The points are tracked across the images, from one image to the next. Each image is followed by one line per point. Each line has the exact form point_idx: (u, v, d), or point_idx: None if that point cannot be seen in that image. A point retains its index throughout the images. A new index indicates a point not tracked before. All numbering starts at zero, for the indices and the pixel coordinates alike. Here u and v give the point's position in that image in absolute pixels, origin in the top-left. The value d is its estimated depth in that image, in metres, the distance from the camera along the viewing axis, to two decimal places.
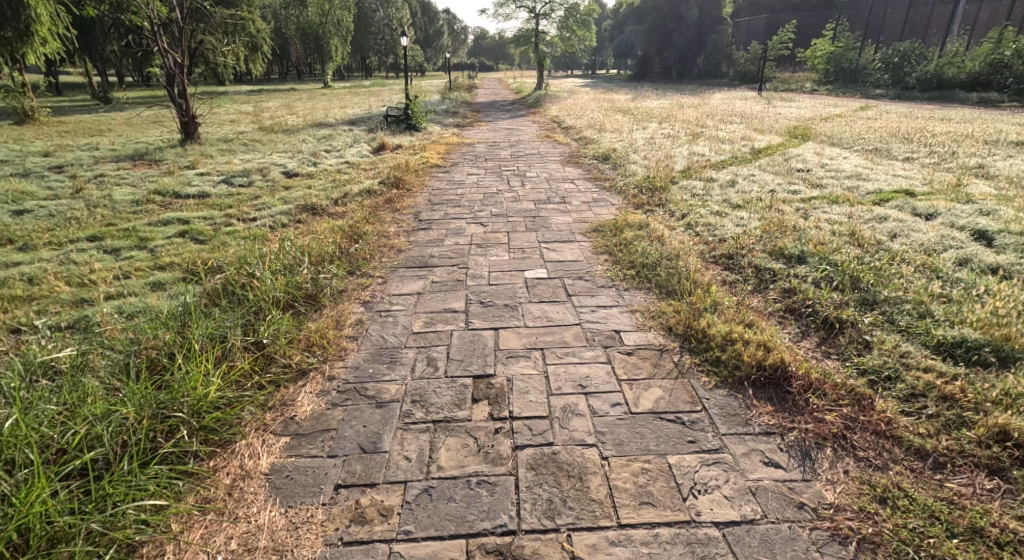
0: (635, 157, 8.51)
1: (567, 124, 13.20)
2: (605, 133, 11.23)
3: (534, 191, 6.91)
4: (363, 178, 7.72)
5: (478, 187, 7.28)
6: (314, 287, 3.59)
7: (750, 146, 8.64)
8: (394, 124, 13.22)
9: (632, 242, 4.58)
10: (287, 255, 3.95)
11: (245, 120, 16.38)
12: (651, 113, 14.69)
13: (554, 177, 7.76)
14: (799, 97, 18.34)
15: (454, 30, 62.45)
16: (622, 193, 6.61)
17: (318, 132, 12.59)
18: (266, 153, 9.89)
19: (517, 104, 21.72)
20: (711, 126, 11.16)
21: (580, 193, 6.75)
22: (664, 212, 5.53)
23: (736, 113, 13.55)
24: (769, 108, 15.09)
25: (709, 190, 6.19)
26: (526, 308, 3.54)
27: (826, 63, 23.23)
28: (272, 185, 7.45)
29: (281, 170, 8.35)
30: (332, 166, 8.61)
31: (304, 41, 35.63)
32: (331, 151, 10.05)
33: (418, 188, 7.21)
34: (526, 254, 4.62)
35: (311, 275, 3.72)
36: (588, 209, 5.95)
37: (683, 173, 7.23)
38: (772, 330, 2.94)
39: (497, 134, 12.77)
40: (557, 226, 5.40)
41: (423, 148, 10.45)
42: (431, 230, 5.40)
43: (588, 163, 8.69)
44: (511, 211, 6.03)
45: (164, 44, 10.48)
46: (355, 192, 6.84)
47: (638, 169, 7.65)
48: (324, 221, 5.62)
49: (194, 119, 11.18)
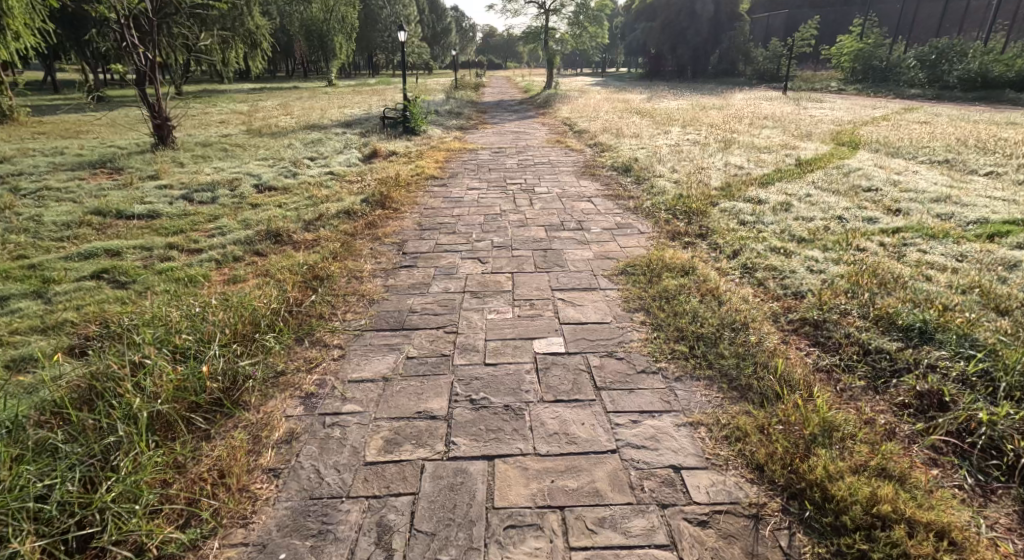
0: (662, 169, 7.36)
1: (580, 128, 12.03)
2: (622, 139, 10.12)
3: (543, 213, 5.82)
4: (346, 194, 6.67)
5: (477, 207, 6.19)
6: (227, 382, 2.50)
7: (795, 157, 7.47)
8: (392, 127, 12.19)
9: (677, 297, 3.46)
10: (206, 326, 2.85)
11: (235, 122, 15.34)
12: (671, 115, 13.51)
13: (566, 193, 6.67)
14: (831, 98, 17.06)
15: (462, 28, 61.54)
16: (651, 216, 5.49)
17: (308, 136, 11.54)
18: (243, 162, 8.82)
19: (525, 104, 20.56)
20: (743, 131, 9.97)
21: (600, 216, 5.64)
22: (709, 247, 4.41)
23: (767, 116, 12.39)
24: (801, 109, 13.85)
25: (760, 215, 5.05)
26: (537, 414, 2.43)
27: (853, 62, 22.00)
28: (238, 202, 6.41)
29: (253, 183, 7.28)
30: (313, 179, 7.53)
31: (308, 38, 34.61)
32: (316, 159, 8.97)
33: (408, 208, 6.13)
34: (535, 310, 3.53)
35: (231, 359, 2.63)
36: (611, 240, 4.84)
37: (722, 190, 6.11)
38: (938, 491, 1.84)
39: (503, 139, 11.64)
40: (574, 265, 4.30)
41: (421, 156, 9.36)
42: (417, 269, 4.31)
43: (606, 175, 7.57)
44: (516, 240, 4.94)
45: (133, 39, 9.44)
46: (332, 214, 5.77)
47: (666, 185, 6.53)
48: (285, 256, 4.55)
49: (168, 122, 10.15)
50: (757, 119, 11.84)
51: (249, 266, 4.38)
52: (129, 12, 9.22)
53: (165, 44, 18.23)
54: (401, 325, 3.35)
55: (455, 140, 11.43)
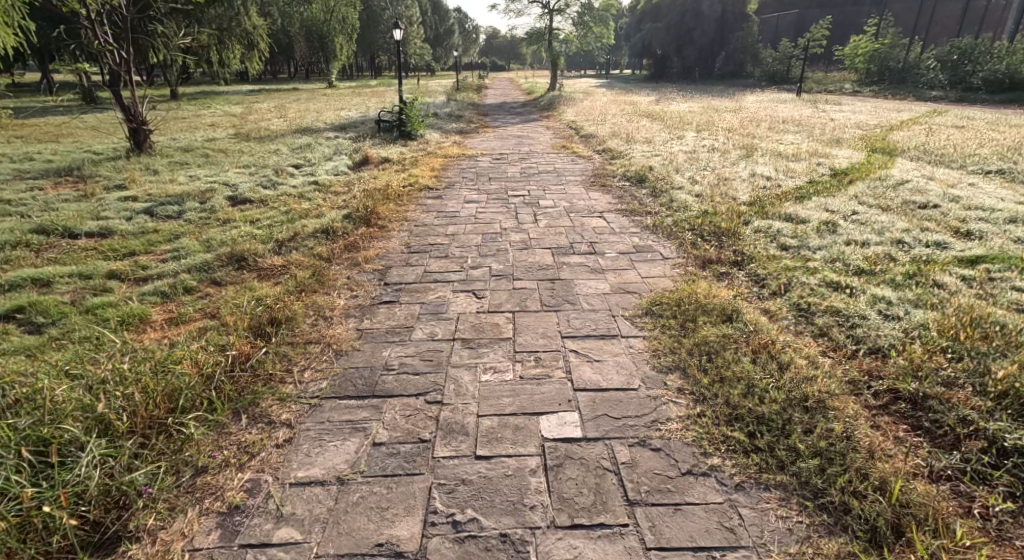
0: (680, 180, 6.65)
1: (587, 133, 11.32)
2: (633, 145, 9.42)
3: (549, 232, 5.11)
4: (329, 208, 5.99)
5: (475, 224, 5.49)
6: (97, 507, 1.83)
7: (829, 166, 6.74)
8: (387, 132, 11.54)
9: (722, 354, 2.73)
10: (86, 406, 2.12)
11: (224, 126, 14.70)
12: (684, 118, 12.79)
13: (574, 207, 5.97)
14: (848, 100, 16.34)
15: (466, 30, 60.95)
16: (672, 238, 4.78)
17: (297, 141, 10.87)
18: (221, 171, 8.13)
19: (529, 107, 19.87)
20: (764, 137, 9.26)
21: (614, 236, 4.94)
22: (746, 282, 3.69)
23: (787, 119, 11.67)
24: (820, 113, 13.13)
25: (802, 237, 4.33)
26: (546, 553, 1.75)
27: (867, 63, 21.36)
28: (207, 217, 5.73)
29: (227, 195, 6.60)
30: (294, 190, 6.85)
31: (308, 39, 34.05)
32: (302, 168, 8.29)
33: (396, 226, 5.42)
34: (542, 367, 2.81)
35: (104, 464, 1.91)
36: (628, 270, 4.13)
37: (752, 206, 5.39)
38: None
39: (505, 144, 10.95)
40: (587, 303, 3.59)
41: (417, 163, 8.67)
42: (400, 306, 3.60)
43: (618, 186, 6.87)
44: (518, 267, 4.22)
45: (106, 37, 8.78)
46: (307, 233, 5.07)
47: (687, 199, 5.82)
48: (244, 290, 3.86)
49: (145, 125, 9.49)
50: (776, 123, 11.12)
51: (198, 303, 3.68)
52: (101, 8, 8.55)
53: (155, 44, 17.61)
54: (371, 390, 2.64)
55: (454, 145, 10.75)
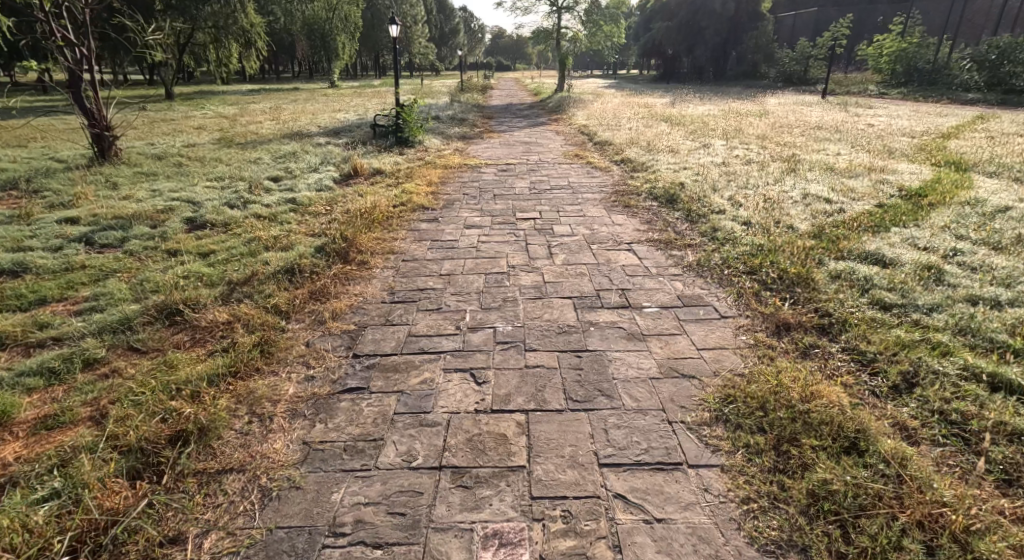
0: (719, 201, 5.63)
1: (603, 140, 10.30)
2: (655, 155, 8.44)
3: (567, 273, 4.11)
4: (302, 235, 5.02)
5: (476, 259, 4.49)
6: None
7: (897, 185, 5.69)
8: (383, 138, 10.59)
9: (869, 530, 1.75)
10: None
11: (211, 130, 13.80)
12: (707, 123, 11.78)
13: (595, 237, 4.97)
14: (880, 104, 15.26)
15: (472, 28, 59.90)
16: (724, 287, 3.77)
17: (283, 147, 9.93)
18: (190, 184, 7.17)
19: (536, 109, 18.86)
20: (803, 146, 8.26)
21: (649, 283, 3.91)
22: (848, 365, 2.66)
23: (822, 126, 10.65)
24: (856, 118, 12.06)
25: (904, 289, 3.30)
26: None
27: (893, 63, 20.37)
28: (153, 246, 4.77)
29: (185, 217, 5.63)
30: (266, 211, 5.88)
31: (309, 38, 33.18)
32: (281, 181, 7.33)
33: (379, 263, 4.43)
34: (572, 535, 1.83)
35: None
36: (676, 339, 3.11)
37: (817, 238, 4.38)
38: None
39: (512, 152, 9.99)
40: (629, 396, 2.58)
41: (412, 176, 7.68)
42: (368, 399, 2.61)
43: (644, 208, 5.86)
44: (531, 331, 3.22)
45: (64, 32, 7.83)
46: (266, 274, 4.08)
47: (733, 228, 4.80)
48: (160, 365, 2.85)
49: (111, 130, 8.54)
50: (812, 130, 10.07)
51: (92, 387, 2.68)
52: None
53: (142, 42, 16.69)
54: None
55: (455, 153, 9.79)
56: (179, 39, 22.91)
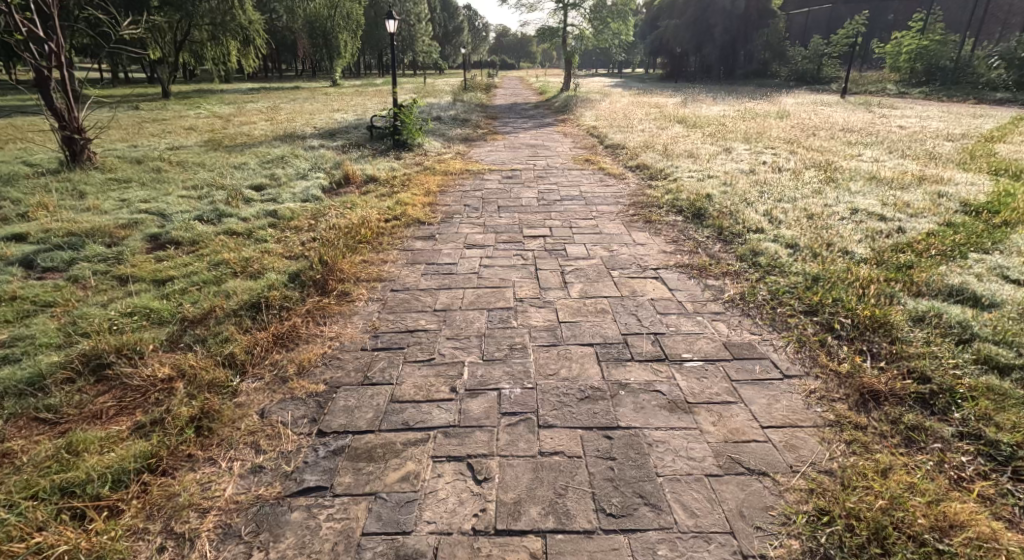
0: (753, 217, 4.97)
1: (615, 143, 9.62)
2: (673, 161, 7.79)
3: (585, 311, 3.45)
4: (278, 258, 4.37)
5: (478, 290, 3.83)
6: None
7: (957, 198, 5.00)
8: (380, 141, 9.96)
9: None
10: None
11: (202, 131, 13.18)
12: (724, 125, 11.12)
13: (614, 262, 4.30)
14: (904, 105, 14.57)
15: (477, 26, 59.20)
16: (779, 331, 3.08)
17: (272, 151, 9.30)
18: (163, 193, 6.52)
19: (541, 109, 18.20)
20: (836, 151, 7.60)
21: (685, 325, 3.23)
22: (976, 464, 2.02)
23: (849, 128, 9.99)
24: (883, 119, 11.36)
25: (1018, 346, 2.61)
26: None
27: (913, 61, 19.72)
28: (103, 271, 4.11)
29: (149, 233, 4.98)
30: (242, 226, 5.22)
31: (310, 35, 32.53)
32: (265, 190, 6.69)
33: (363, 295, 3.77)
34: None
35: None
36: (732, 409, 2.43)
37: (880, 266, 3.71)
38: None
39: (517, 155, 9.34)
40: (680, 507, 1.92)
41: (409, 184, 7.03)
42: (330, 507, 1.95)
43: (668, 225, 5.20)
44: (546, 398, 2.56)
45: (29, 24, 7.16)
46: (226, 311, 3.42)
47: (778, 252, 4.13)
48: (61, 448, 2.17)
49: (82, 132, 7.88)
50: (839, 133, 9.37)
51: None
52: None
53: None
54: None
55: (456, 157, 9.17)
56: (175, 37, 22.29)
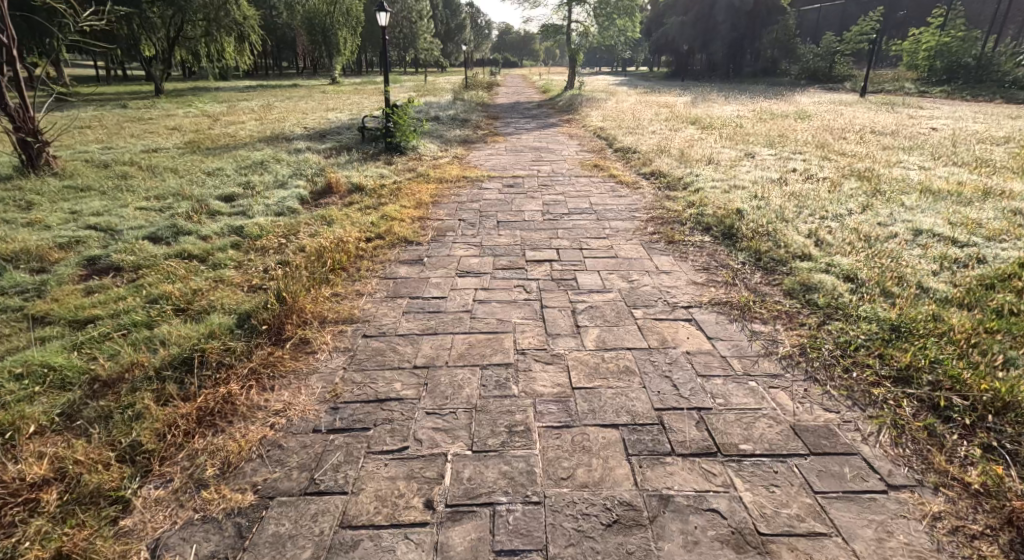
0: (795, 239, 4.24)
1: (625, 146, 8.91)
2: (691, 167, 7.07)
3: (605, 371, 2.73)
4: (230, 291, 3.65)
5: (471, 336, 3.11)
6: None
7: None
8: (371, 143, 9.25)
9: None
10: None
11: (186, 132, 12.48)
12: (741, 127, 10.39)
13: (637, 300, 3.56)
14: (928, 104, 13.82)
15: (480, 23, 58.43)
16: (865, 410, 2.32)
17: (253, 154, 8.59)
18: (121, 204, 5.80)
19: (545, 108, 17.47)
20: (872, 157, 6.86)
21: (736, 397, 2.48)
22: None
23: (879, 130, 9.26)
24: (913, 120, 10.59)
25: None
26: None
27: (932, 58, 18.99)
28: (14, 307, 3.38)
29: (87, 255, 4.25)
30: (198, 247, 4.50)
31: (309, 32, 31.78)
32: (237, 201, 5.98)
33: (328, 346, 3.04)
34: None
35: None
36: (825, 551, 1.71)
37: (973, 310, 2.97)
38: None
39: (520, 159, 8.61)
40: None
41: (399, 193, 6.30)
42: None
43: (694, 248, 4.46)
44: (559, 522, 1.84)
45: None
46: (145, 370, 2.66)
47: (836, 287, 3.40)
48: None
49: (39, 134, 7.17)
50: (870, 136, 8.62)
51: None
52: None
53: None
54: None
55: (453, 161, 8.45)
56: (167, 33, 21.56)
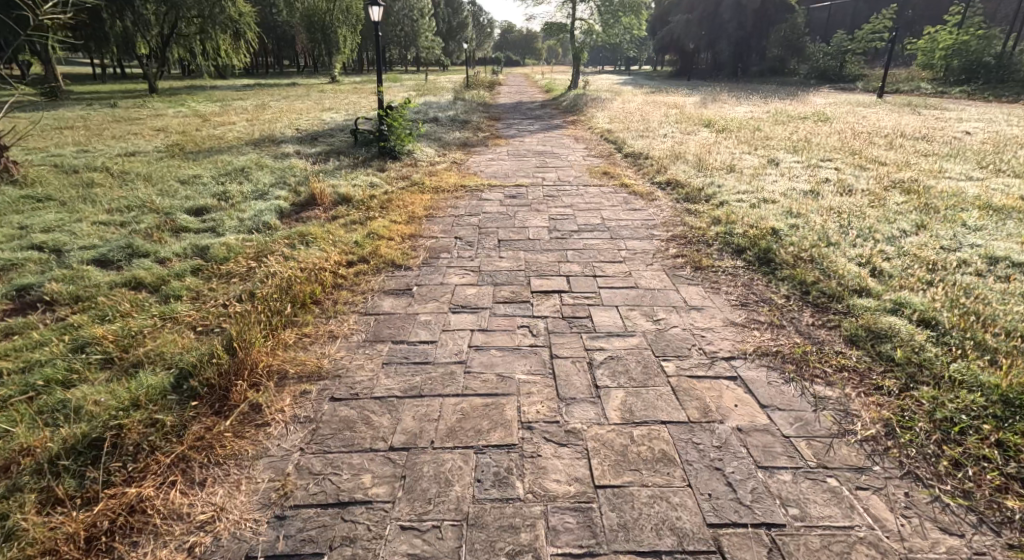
0: (848, 267, 3.62)
1: (636, 151, 8.30)
2: (710, 176, 6.46)
3: (636, 459, 2.12)
4: (174, 334, 3.02)
5: (465, 401, 2.51)
6: None
7: None
8: (364, 148, 8.65)
9: None
10: None
11: (172, 133, 11.88)
12: (758, 130, 9.77)
13: (666, 350, 2.93)
14: (951, 105, 13.17)
15: (483, 21, 57.77)
16: (1001, 535, 1.76)
17: (236, 158, 7.98)
18: (77, 218, 5.19)
19: (548, 108, 16.85)
20: (911, 166, 6.23)
21: (816, 507, 1.86)
22: None
23: (908, 134, 8.64)
24: (940, 123, 9.96)
25: None
26: None
27: (950, 57, 18.34)
28: None
29: (17, 283, 3.64)
30: (151, 273, 3.88)
31: (308, 30, 31.19)
32: (208, 215, 5.37)
33: (282, 416, 2.41)
34: None
35: None
36: None
37: None
38: None
39: (523, 165, 8.01)
40: None
41: (390, 206, 5.68)
42: None
43: (726, 278, 3.84)
44: None
45: None
46: (35, 459, 2.02)
47: (913, 335, 2.77)
48: None
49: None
50: (901, 141, 8.01)
51: None
52: None
53: None
54: None
55: (451, 167, 7.85)
56: (161, 32, 20.91)
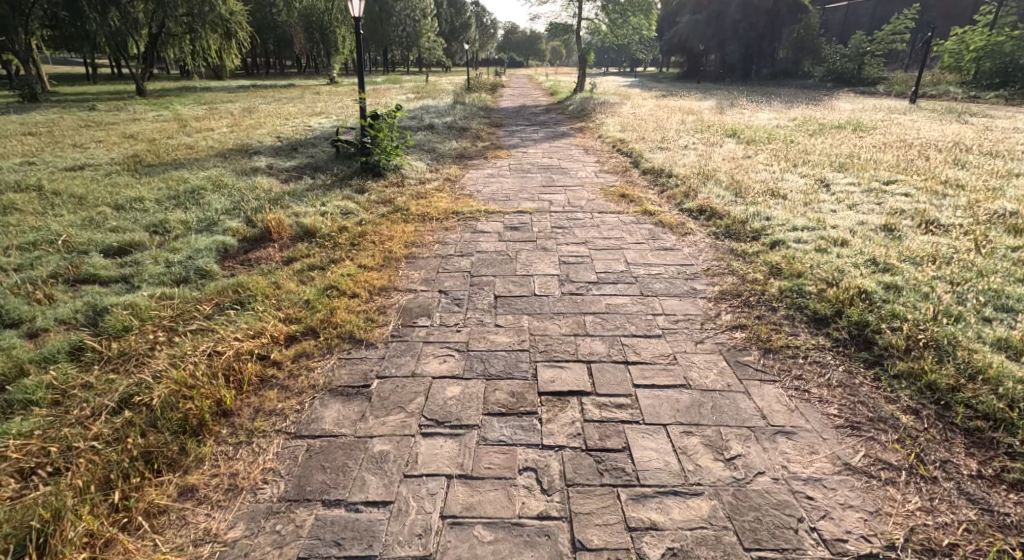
0: (1001, 363, 2.49)
1: (656, 167, 7.16)
2: (752, 203, 5.32)
3: None
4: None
5: None
6: None
7: None
8: (343, 162, 7.53)
9: None
10: None
11: (140, 140, 10.76)
12: (793, 142, 8.63)
13: (759, 536, 1.83)
14: (999, 112, 11.93)
15: (486, 22, 56.65)
16: None
17: (193, 175, 6.87)
18: None
19: (554, 113, 15.65)
20: (1003, 193, 5.08)
21: None
22: None
23: (970, 148, 7.49)
24: (1000, 133, 8.77)
25: None
26: None
27: (982, 59, 17.13)
28: None
29: None
30: (7, 358, 2.78)
31: (304, 30, 30.10)
32: (126, 255, 4.25)
33: None
34: None
35: None
36: None
37: None
38: None
39: (526, 183, 6.89)
40: None
41: (362, 241, 4.57)
42: None
43: (814, 371, 2.71)
44: None
45: None
46: None
47: None
48: None
49: None
50: (969, 157, 6.85)
51: None
52: None
53: None
54: None
55: (443, 186, 6.73)
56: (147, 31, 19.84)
